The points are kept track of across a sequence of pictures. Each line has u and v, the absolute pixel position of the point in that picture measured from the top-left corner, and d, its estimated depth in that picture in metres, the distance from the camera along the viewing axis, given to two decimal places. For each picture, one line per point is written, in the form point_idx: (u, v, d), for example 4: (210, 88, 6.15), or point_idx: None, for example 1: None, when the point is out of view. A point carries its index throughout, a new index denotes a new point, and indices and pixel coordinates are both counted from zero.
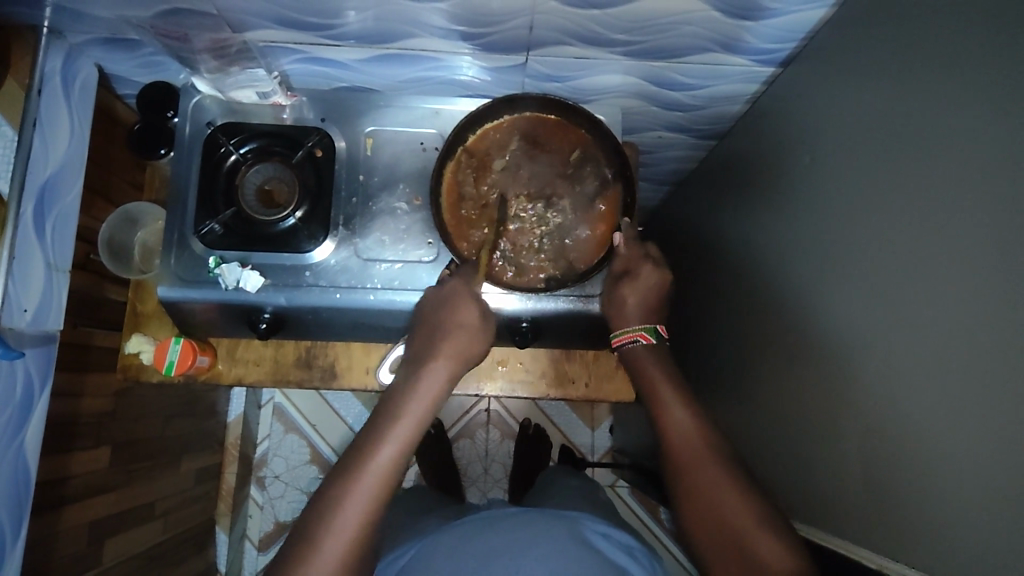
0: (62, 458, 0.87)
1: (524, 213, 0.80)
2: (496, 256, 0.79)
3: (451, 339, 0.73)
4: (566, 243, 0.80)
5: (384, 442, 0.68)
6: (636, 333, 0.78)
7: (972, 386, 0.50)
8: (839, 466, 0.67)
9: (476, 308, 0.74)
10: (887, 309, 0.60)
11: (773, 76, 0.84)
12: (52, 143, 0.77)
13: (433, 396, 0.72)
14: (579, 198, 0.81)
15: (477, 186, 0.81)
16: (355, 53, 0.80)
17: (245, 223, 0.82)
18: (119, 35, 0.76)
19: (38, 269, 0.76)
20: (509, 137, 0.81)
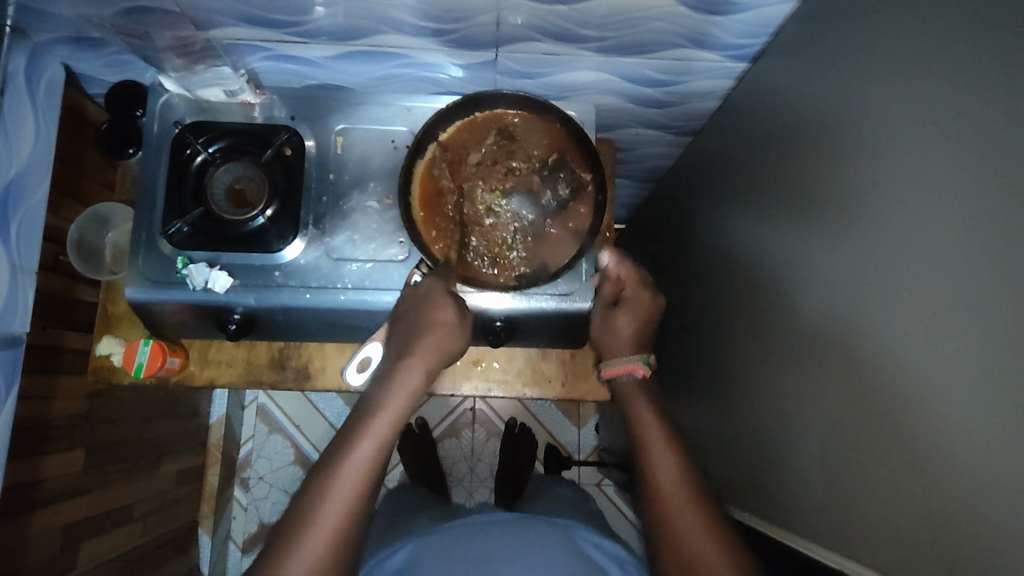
0: (31, 462, 0.86)
1: (499, 209, 0.79)
2: (468, 251, 0.78)
3: (423, 339, 0.73)
4: (538, 243, 0.79)
5: (361, 438, 0.67)
6: (628, 367, 0.80)
7: (939, 384, 0.49)
8: (813, 466, 0.67)
9: (452, 306, 0.73)
10: (864, 305, 0.59)
11: (745, 72, 0.83)
12: (16, 143, 0.76)
13: (409, 393, 0.71)
14: (555, 199, 0.79)
15: (451, 181, 0.79)
16: (323, 50, 0.79)
17: (214, 223, 0.81)
18: (83, 33, 0.75)
19: (3, 270, 0.76)
20: (487, 132, 0.80)
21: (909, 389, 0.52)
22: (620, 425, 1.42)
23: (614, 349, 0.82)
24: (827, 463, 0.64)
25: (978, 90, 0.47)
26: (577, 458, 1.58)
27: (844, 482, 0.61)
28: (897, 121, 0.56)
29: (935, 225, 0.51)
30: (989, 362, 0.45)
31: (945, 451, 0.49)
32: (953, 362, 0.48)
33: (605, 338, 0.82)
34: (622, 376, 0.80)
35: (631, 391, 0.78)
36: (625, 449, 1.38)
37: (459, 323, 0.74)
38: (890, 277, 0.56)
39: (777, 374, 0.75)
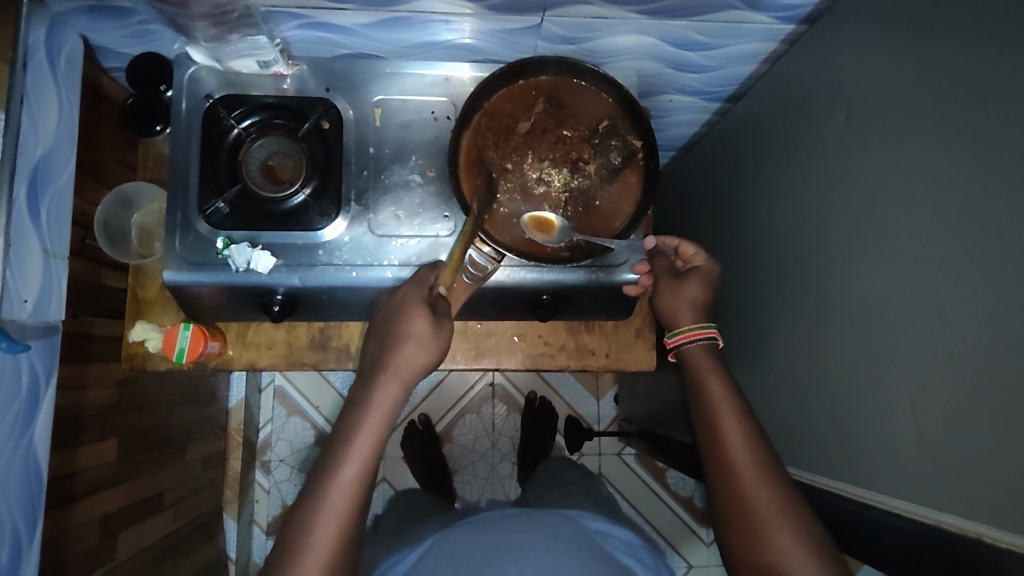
0: (70, 453, 0.84)
1: (550, 178, 0.77)
2: (521, 224, 0.76)
3: (405, 347, 0.69)
4: (589, 211, 0.78)
5: (345, 459, 0.64)
6: (704, 331, 0.75)
7: (999, 329, 0.49)
8: (846, 422, 0.68)
9: (427, 319, 0.69)
10: (897, 263, 0.60)
11: (795, 34, 0.81)
12: (41, 122, 0.72)
13: (390, 407, 0.67)
14: (605, 168, 0.78)
15: (499, 151, 0.77)
16: (360, 17, 0.75)
17: (252, 202, 0.78)
18: (107, 3, 0.71)
19: (36, 256, 0.72)
20: (533, 100, 0.78)
21: (945, 340, 0.54)
22: (642, 395, 1.43)
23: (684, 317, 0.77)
24: (853, 414, 0.66)
25: None
26: (597, 429, 1.58)
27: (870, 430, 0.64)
28: (947, 81, 0.55)
29: (981, 181, 0.51)
30: None
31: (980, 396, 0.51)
32: (996, 316, 0.49)
33: (671, 304, 0.78)
34: (696, 340, 0.75)
35: (695, 358, 0.74)
36: (647, 417, 1.38)
37: (435, 335, 0.70)
38: (928, 235, 0.56)
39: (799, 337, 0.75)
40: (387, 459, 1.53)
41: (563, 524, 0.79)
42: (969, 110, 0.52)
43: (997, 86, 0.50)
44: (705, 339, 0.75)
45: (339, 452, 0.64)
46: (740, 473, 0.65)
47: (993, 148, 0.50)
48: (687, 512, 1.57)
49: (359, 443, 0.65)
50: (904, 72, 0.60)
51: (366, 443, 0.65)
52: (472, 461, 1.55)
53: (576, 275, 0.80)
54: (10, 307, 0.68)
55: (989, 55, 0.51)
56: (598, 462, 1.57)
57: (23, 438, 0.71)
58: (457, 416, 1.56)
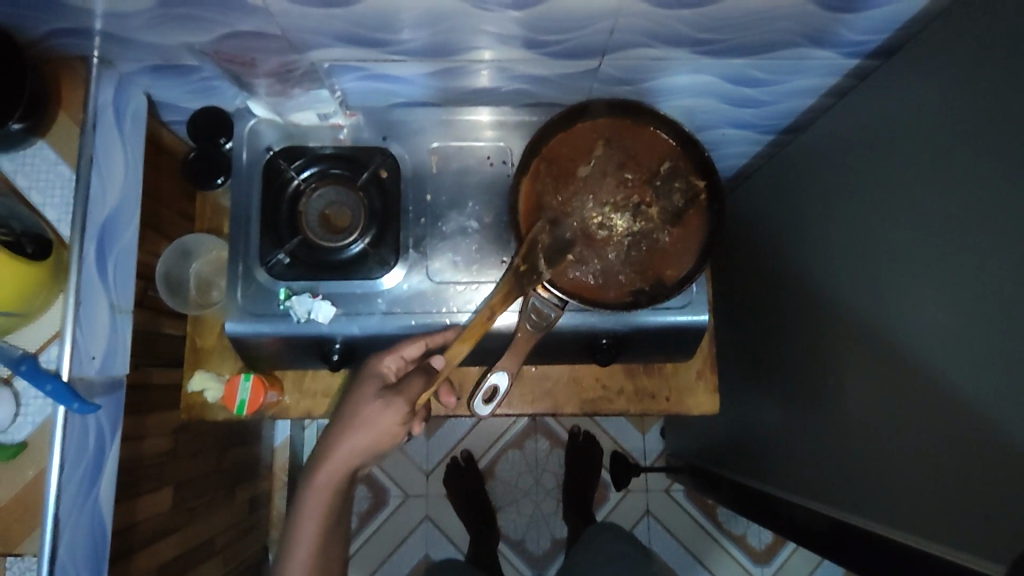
0: (129, 505, 0.84)
1: (612, 222, 0.76)
2: (583, 268, 0.74)
3: (350, 436, 0.66)
4: (654, 253, 0.76)
5: (294, 553, 0.66)
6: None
7: None
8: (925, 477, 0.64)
9: (395, 407, 0.68)
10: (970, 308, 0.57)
11: (858, 68, 0.79)
12: (109, 180, 0.73)
13: (330, 495, 0.67)
14: (668, 210, 0.76)
15: (558, 195, 0.76)
16: (419, 66, 0.76)
17: (311, 250, 0.78)
18: (173, 61, 0.73)
19: (103, 312, 0.73)
20: (592, 143, 0.77)
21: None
22: (690, 430, 1.39)
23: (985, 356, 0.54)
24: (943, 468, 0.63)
25: None
26: (643, 464, 1.54)
27: (940, 480, 0.60)
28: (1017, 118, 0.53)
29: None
30: None
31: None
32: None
33: None
34: None
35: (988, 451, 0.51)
36: (696, 453, 1.34)
37: (379, 419, 0.67)
38: (1006, 281, 0.53)
39: (864, 380, 0.72)
40: (429, 496, 1.51)
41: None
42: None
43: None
44: None
45: (317, 526, 0.66)
46: None
47: None
48: (739, 551, 1.52)
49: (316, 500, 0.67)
50: (971, 108, 0.58)
51: (315, 517, 0.66)
52: (515, 498, 1.52)
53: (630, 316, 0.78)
54: (78, 364, 0.68)
55: None
56: (644, 499, 1.53)
57: (91, 494, 0.70)
58: (500, 451, 1.54)
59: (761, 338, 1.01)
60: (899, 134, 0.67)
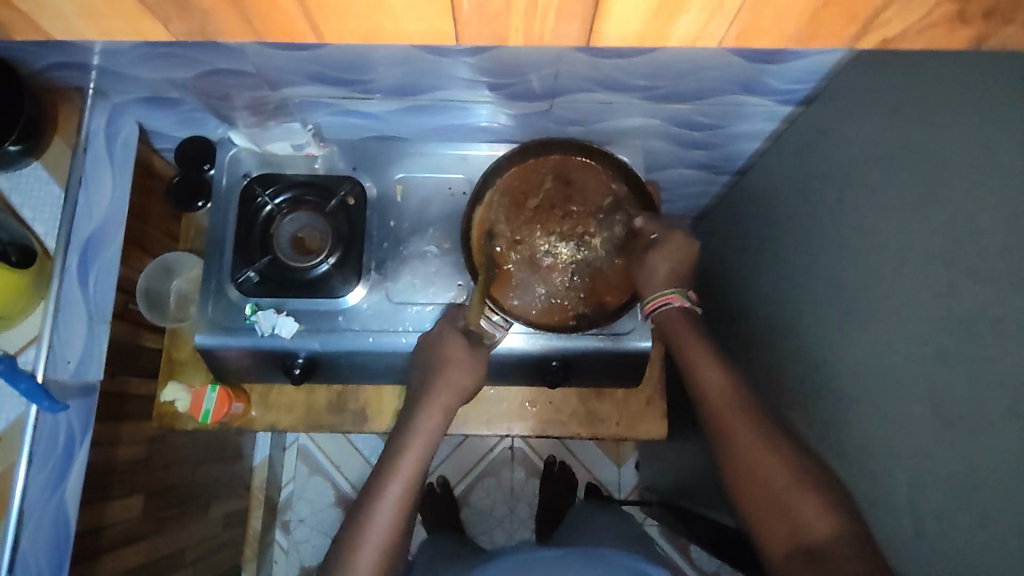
0: (97, 508, 0.87)
1: (558, 251, 0.81)
2: (529, 294, 0.80)
3: (447, 369, 0.77)
4: (597, 281, 0.81)
5: (389, 480, 0.71)
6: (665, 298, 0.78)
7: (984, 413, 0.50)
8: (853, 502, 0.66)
9: (466, 342, 0.78)
10: (893, 337, 0.60)
11: (793, 115, 0.85)
12: (96, 199, 0.80)
13: (431, 430, 0.75)
14: (610, 241, 0.82)
15: (508, 225, 0.81)
16: (385, 104, 0.83)
17: (281, 270, 0.83)
18: (160, 94, 0.81)
19: (81, 320, 0.79)
20: (542, 177, 0.83)
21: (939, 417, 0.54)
22: (661, 462, 1.41)
23: (650, 284, 0.79)
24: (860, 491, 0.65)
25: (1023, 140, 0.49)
26: (618, 497, 1.55)
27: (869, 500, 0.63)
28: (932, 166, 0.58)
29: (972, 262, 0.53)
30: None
31: (986, 473, 0.50)
32: (989, 393, 0.50)
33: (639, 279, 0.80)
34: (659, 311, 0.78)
35: (671, 324, 0.78)
36: (667, 487, 1.35)
37: (473, 356, 0.78)
38: None
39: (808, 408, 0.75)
40: None
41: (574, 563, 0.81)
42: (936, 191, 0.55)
43: (980, 170, 0.53)
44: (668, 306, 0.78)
45: (391, 466, 0.71)
46: (734, 451, 0.66)
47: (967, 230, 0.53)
48: None
49: (387, 494, 0.70)
50: (891, 155, 0.63)
51: (415, 447, 0.73)
52: (490, 526, 1.54)
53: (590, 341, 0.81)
54: (54, 367, 0.74)
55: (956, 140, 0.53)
56: None
57: (56, 491, 0.75)
58: (476, 478, 1.56)
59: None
60: (839, 176, 0.72)
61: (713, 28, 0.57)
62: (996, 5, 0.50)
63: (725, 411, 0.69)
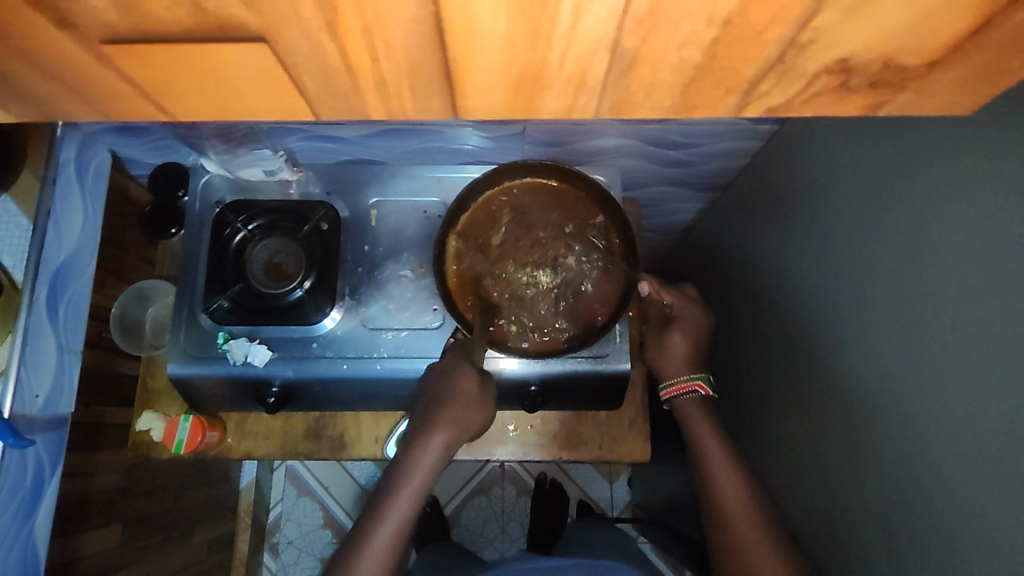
0: (70, 540, 0.86)
1: (535, 278, 0.80)
2: (519, 324, 0.79)
3: (448, 410, 0.74)
4: (585, 298, 0.80)
5: (380, 523, 0.71)
6: (692, 385, 0.82)
7: (978, 439, 0.49)
8: (856, 526, 0.64)
9: (477, 379, 0.76)
10: (882, 361, 0.59)
11: (769, 133, 0.85)
12: (66, 230, 0.79)
13: (431, 466, 0.74)
14: (586, 258, 0.81)
15: (485, 266, 0.81)
16: (357, 130, 0.83)
17: (253, 298, 0.83)
18: (130, 123, 0.81)
19: (50, 352, 0.78)
20: (498, 213, 0.82)
21: (932, 443, 0.53)
22: (651, 479, 1.39)
23: (673, 369, 0.84)
24: (863, 517, 0.63)
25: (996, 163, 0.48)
26: (610, 514, 1.54)
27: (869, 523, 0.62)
28: (912, 187, 0.57)
29: (955, 283, 0.51)
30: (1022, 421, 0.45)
31: (983, 502, 0.48)
32: (980, 419, 0.49)
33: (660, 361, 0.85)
34: (683, 394, 0.82)
35: (687, 411, 0.81)
36: (658, 506, 1.33)
37: (481, 395, 0.76)
38: None
39: (800, 427, 0.74)
40: None
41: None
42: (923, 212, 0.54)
43: (958, 190, 0.51)
44: (690, 392, 0.82)
45: (382, 509, 0.72)
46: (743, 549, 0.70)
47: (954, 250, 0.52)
48: None
49: (377, 541, 0.70)
50: (869, 175, 0.63)
51: (411, 487, 0.73)
52: (481, 546, 1.52)
53: (567, 365, 0.80)
54: (21, 402, 0.73)
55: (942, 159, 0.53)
56: None
57: (25, 525, 0.74)
58: (466, 497, 1.55)
59: (718, 389, 1.02)
60: (823, 197, 0.71)
61: (582, 103, 0.42)
62: (880, 76, 0.38)
63: (725, 505, 0.73)
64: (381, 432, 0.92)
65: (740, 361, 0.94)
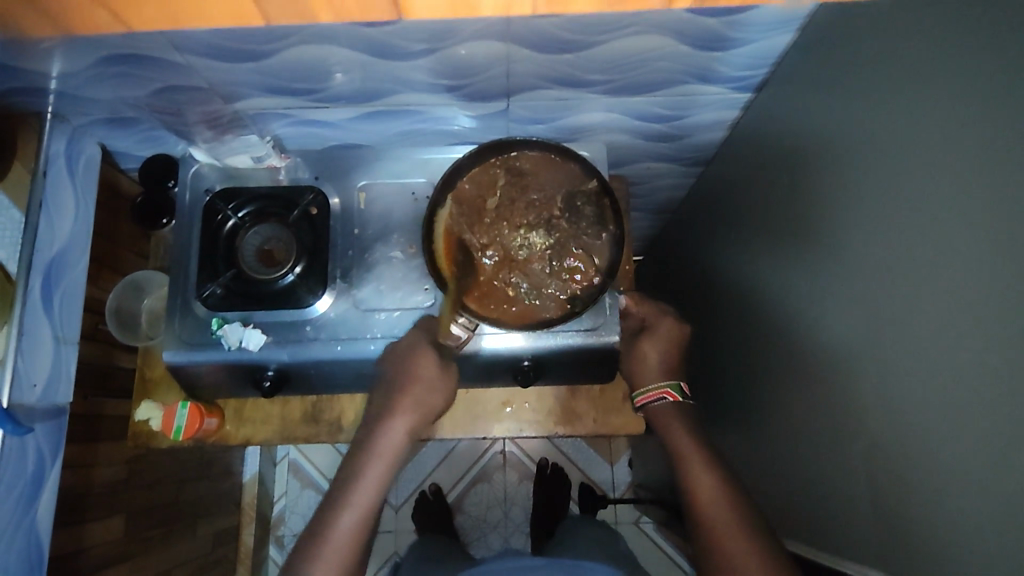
0: (75, 530, 0.86)
1: (530, 240, 0.81)
2: (515, 287, 0.80)
3: (413, 386, 0.79)
4: (576, 261, 0.80)
5: (343, 512, 0.74)
6: (661, 391, 0.81)
7: (964, 380, 0.49)
8: (853, 478, 0.65)
9: (436, 359, 0.80)
10: (872, 314, 0.60)
11: (750, 101, 0.86)
12: (58, 222, 0.80)
13: (396, 448, 0.78)
14: (578, 221, 0.81)
15: (473, 233, 0.81)
16: (343, 113, 0.84)
17: (246, 283, 0.83)
18: (118, 114, 0.82)
19: (46, 343, 0.79)
20: (492, 180, 0.83)
21: (923, 390, 0.54)
22: (651, 459, 1.40)
23: (645, 376, 0.84)
24: (861, 469, 0.63)
25: (963, 107, 0.48)
26: (612, 496, 1.55)
27: (866, 476, 0.62)
28: (887, 141, 0.57)
29: (933, 228, 0.52)
30: (1003, 358, 0.45)
31: (972, 443, 0.49)
32: (964, 360, 0.49)
33: (635, 368, 0.85)
34: (654, 401, 0.82)
35: (664, 416, 0.80)
36: (659, 484, 1.34)
37: (440, 375, 0.81)
38: None
39: (797, 388, 0.75)
40: (398, 531, 1.52)
41: None
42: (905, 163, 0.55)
43: (930, 137, 0.52)
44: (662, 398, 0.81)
45: (339, 503, 0.74)
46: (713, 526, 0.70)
47: (931, 196, 0.52)
48: None
49: (342, 524, 0.73)
50: (846, 133, 0.63)
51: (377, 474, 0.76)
52: (485, 532, 1.53)
53: (558, 339, 0.81)
54: (18, 391, 0.74)
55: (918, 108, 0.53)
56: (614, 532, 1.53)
57: (28, 513, 0.75)
58: (468, 485, 1.56)
59: (714, 360, 1.03)
60: (803, 160, 0.72)
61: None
62: None
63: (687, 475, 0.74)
64: None
65: (735, 331, 0.94)
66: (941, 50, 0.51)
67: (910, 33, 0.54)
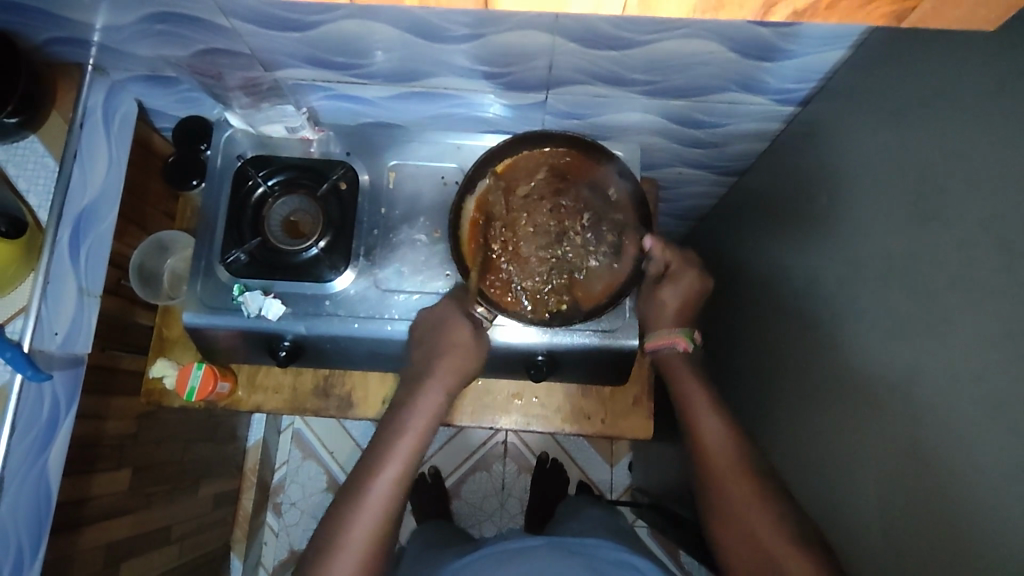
0: (83, 478, 0.88)
1: (544, 239, 0.82)
2: (507, 279, 0.80)
3: (450, 354, 0.76)
4: (576, 278, 0.80)
5: (374, 478, 0.70)
6: (675, 338, 0.81)
7: (977, 422, 0.48)
8: (852, 507, 0.64)
9: (468, 327, 0.77)
10: (890, 345, 0.59)
11: (792, 115, 0.85)
12: (90, 174, 0.81)
13: (431, 414, 0.75)
14: (595, 241, 0.81)
15: (504, 210, 0.82)
16: (380, 90, 0.83)
17: (269, 253, 0.83)
18: (157, 72, 0.82)
19: (70, 292, 0.80)
20: (536, 168, 0.83)
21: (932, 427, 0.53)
22: (651, 463, 1.40)
23: (659, 321, 0.82)
24: (863, 499, 0.62)
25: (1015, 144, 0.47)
26: (609, 497, 1.55)
27: (861, 504, 0.62)
28: (928, 171, 0.56)
29: (968, 266, 0.51)
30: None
31: (980, 487, 0.48)
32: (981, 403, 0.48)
33: (652, 312, 0.82)
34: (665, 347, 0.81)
35: (672, 364, 0.81)
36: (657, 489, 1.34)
37: (477, 343, 0.77)
38: None
39: (805, 411, 0.74)
40: None
41: (558, 558, 0.80)
42: (944, 197, 0.54)
43: (975, 172, 0.51)
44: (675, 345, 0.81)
45: (373, 463, 0.71)
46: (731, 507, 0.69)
47: (972, 230, 0.51)
48: None
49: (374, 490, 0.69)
50: (886, 158, 0.62)
51: (411, 440, 0.72)
52: (480, 519, 1.53)
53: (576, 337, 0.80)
54: (40, 337, 0.76)
55: (965, 141, 0.52)
56: None
57: (38, 459, 0.76)
58: (467, 471, 1.56)
59: (727, 373, 1.02)
60: (838, 180, 0.71)
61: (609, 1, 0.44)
62: None
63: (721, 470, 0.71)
64: (386, 393, 0.93)
65: (750, 346, 0.93)
66: (998, 82, 0.49)
67: (967, 61, 0.52)
